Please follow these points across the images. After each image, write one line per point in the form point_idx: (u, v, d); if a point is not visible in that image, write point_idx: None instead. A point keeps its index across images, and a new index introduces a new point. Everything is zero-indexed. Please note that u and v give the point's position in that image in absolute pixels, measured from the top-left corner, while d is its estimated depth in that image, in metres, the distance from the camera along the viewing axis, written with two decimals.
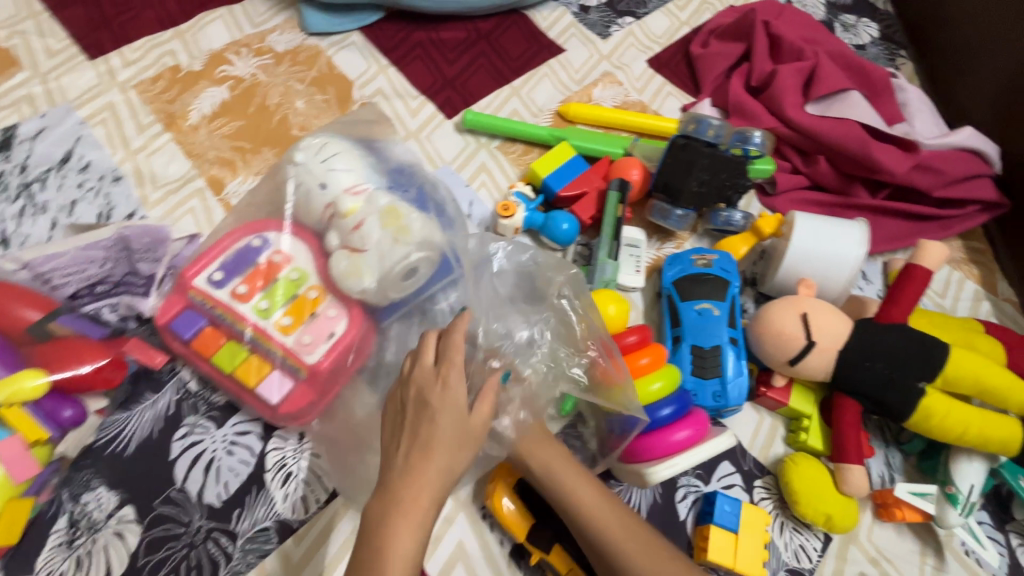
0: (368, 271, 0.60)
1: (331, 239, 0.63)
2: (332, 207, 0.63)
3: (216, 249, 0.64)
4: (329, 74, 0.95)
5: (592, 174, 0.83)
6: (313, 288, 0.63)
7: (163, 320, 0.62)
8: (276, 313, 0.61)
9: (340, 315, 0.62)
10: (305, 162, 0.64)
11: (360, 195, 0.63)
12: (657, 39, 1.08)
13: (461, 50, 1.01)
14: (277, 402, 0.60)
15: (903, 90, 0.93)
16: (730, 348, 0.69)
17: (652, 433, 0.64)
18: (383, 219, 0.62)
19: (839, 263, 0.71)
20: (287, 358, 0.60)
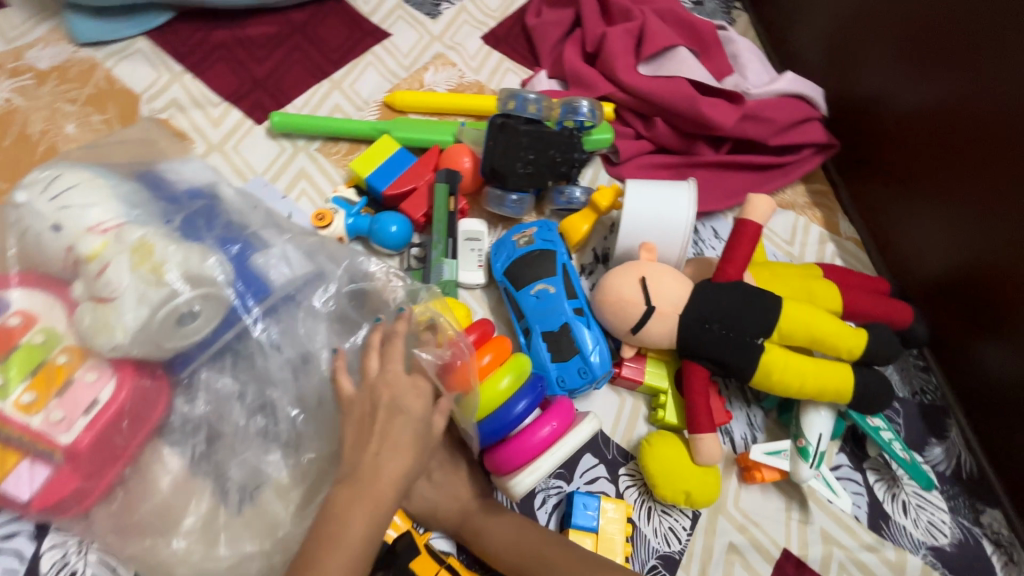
0: (120, 325, 0.50)
1: (76, 289, 0.52)
2: (72, 251, 0.51)
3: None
4: (108, 89, 0.81)
5: (419, 167, 0.76)
6: (64, 352, 0.51)
7: None
8: (15, 390, 0.50)
9: (102, 380, 0.52)
10: (32, 201, 0.53)
11: (108, 232, 0.52)
12: (491, 13, 1.01)
13: (272, 45, 0.90)
14: (28, 498, 0.50)
15: (732, 41, 0.92)
16: (578, 322, 0.64)
17: (514, 440, 0.59)
18: (135, 259, 0.51)
19: (669, 229, 0.66)
20: (36, 444, 0.50)
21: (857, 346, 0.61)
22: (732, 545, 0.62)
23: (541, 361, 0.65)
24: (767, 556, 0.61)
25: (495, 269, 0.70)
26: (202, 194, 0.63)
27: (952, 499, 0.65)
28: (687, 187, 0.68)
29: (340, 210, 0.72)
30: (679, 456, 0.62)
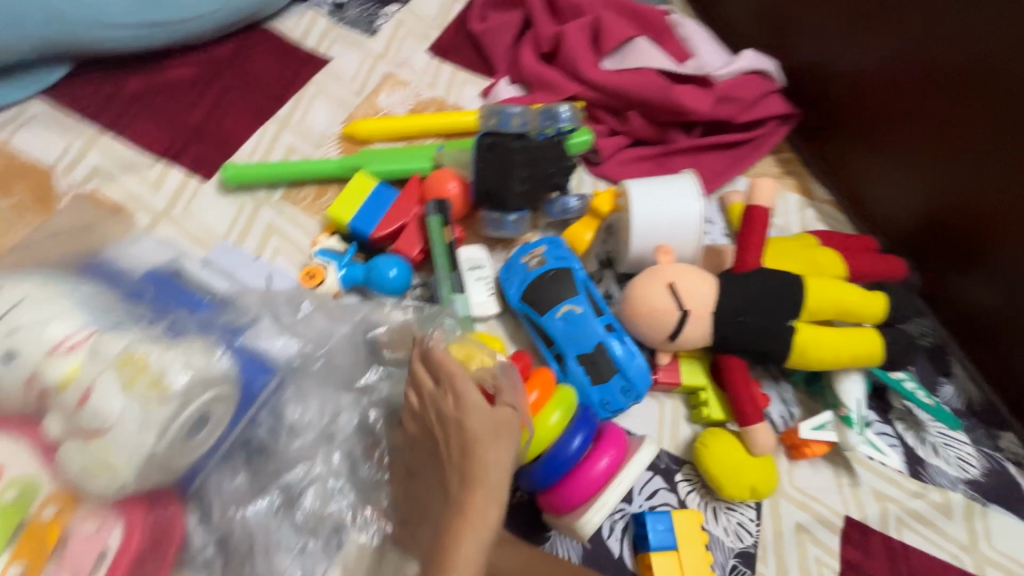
0: (120, 459, 0.42)
1: (50, 425, 0.43)
2: (38, 381, 0.42)
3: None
4: (13, 167, 0.69)
5: (405, 201, 0.69)
6: (50, 502, 0.42)
7: None
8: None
9: (109, 524, 0.43)
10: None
11: (80, 349, 0.43)
12: (432, 23, 0.96)
13: (199, 87, 0.80)
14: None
15: (682, 25, 0.93)
16: (612, 338, 0.62)
17: (573, 475, 0.57)
18: (122, 374, 0.43)
19: (682, 226, 0.65)
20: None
21: (876, 310, 0.64)
22: (799, 524, 0.62)
23: (580, 384, 0.62)
24: (832, 527, 0.63)
25: (509, 296, 0.66)
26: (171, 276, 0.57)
27: (972, 430, 0.70)
28: (688, 179, 0.67)
29: (330, 264, 0.65)
30: (734, 453, 0.61)
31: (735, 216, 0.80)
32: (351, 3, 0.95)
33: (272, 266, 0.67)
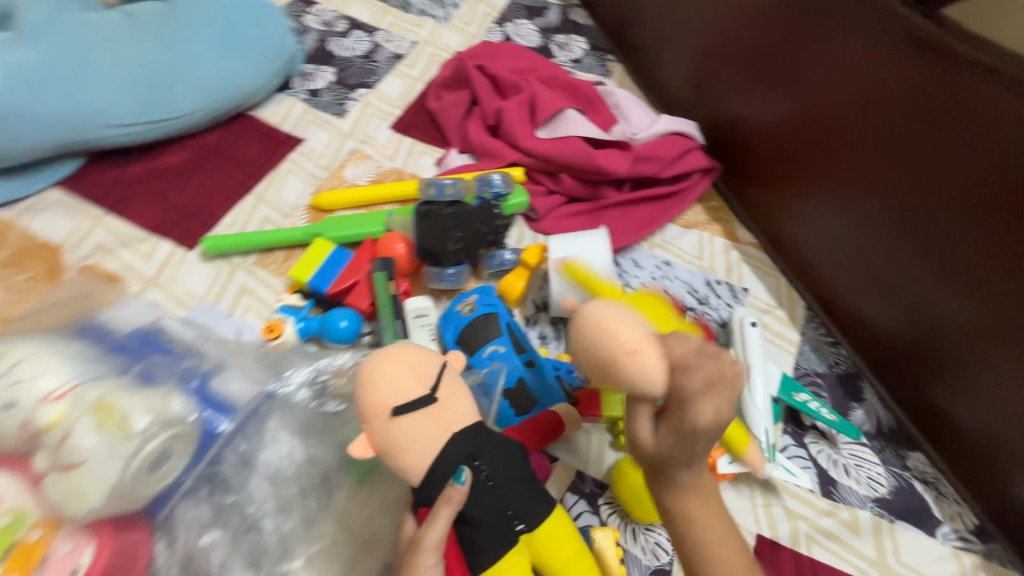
0: (93, 489, 0.51)
1: (37, 463, 0.52)
2: (29, 425, 0.52)
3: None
4: (28, 248, 0.81)
5: (357, 262, 0.81)
6: (35, 527, 0.52)
7: None
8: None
9: (80, 546, 0.52)
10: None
11: (64, 396, 0.53)
12: (395, 103, 1.10)
13: (190, 172, 0.93)
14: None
15: (612, 92, 1.05)
16: (531, 374, 0.70)
17: None
18: (97, 418, 0.52)
19: (594, 273, 0.75)
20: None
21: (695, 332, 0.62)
22: None
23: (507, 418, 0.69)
24: None
25: (445, 339, 0.76)
26: (143, 338, 0.65)
27: (880, 451, 0.75)
28: (601, 234, 0.78)
29: (289, 318, 0.75)
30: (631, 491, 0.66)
31: None
32: (325, 89, 1.10)
33: (242, 322, 0.78)
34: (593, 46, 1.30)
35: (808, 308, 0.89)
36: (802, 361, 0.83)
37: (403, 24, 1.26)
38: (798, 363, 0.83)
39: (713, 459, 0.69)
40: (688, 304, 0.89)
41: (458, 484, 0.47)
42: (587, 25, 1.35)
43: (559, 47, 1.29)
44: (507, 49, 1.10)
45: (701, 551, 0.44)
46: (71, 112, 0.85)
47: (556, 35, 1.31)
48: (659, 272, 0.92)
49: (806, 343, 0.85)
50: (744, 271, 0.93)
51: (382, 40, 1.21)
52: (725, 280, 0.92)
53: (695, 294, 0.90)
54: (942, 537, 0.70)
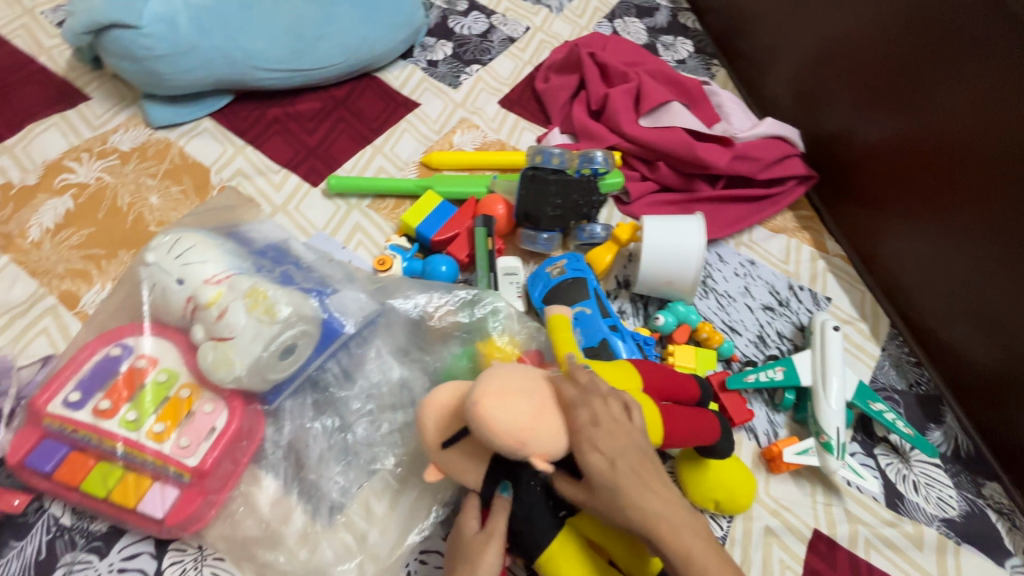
0: (239, 359, 0.59)
1: (195, 332, 0.61)
2: (192, 301, 0.61)
3: (69, 368, 0.60)
4: (183, 164, 0.93)
5: (460, 216, 0.87)
6: (184, 387, 0.61)
7: (16, 459, 0.57)
8: (148, 421, 0.59)
9: (218, 409, 0.60)
10: (157, 261, 0.62)
11: (222, 282, 0.61)
12: (504, 80, 1.17)
13: (319, 119, 1.03)
14: (161, 515, 0.57)
15: (717, 92, 1.07)
16: (614, 337, 0.74)
17: None
18: (248, 302, 0.60)
19: (685, 256, 0.78)
20: (165, 466, 0.58)
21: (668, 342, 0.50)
22: (768, 528, 0.69)
23: None
24: (799, 536, 0.69)
25: (533, 297, 0.81)
26: (277, 249, 0.74)
27: (954, 475, 0.74)
28: (697, 221, 0.81)
29: (397, 256, 0.84)
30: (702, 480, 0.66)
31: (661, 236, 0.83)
32: (443, 61, 1.18)
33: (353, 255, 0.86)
34: (699, 50, 1.31)
35: (893, 327, 0.88)
36: (881, 376, 0.83)
37: (519, 10, 1.32)
38: (877, 377, 0.83)
39: (780, 449, 0.71)
40: (768, 303, 0.90)
41: (504, 493, 0.53)
42: (695, 28, 1.36)
43: (665, 48, 1.32)
44: (618, 42, 1.15)
45: (646, 523, 0.45)
46: (230, 51, 0.94)
47: (663, 35, 1.33)
48: (743, 270, 0.93)
49: (887, 359, 0.85)
50: (830, 281, 0.93)
51: (498, 22, 1.28)
52: (808, 287, 0.92)
53: (776, 295, 0.91)
54: (1010, 568, 0.69)
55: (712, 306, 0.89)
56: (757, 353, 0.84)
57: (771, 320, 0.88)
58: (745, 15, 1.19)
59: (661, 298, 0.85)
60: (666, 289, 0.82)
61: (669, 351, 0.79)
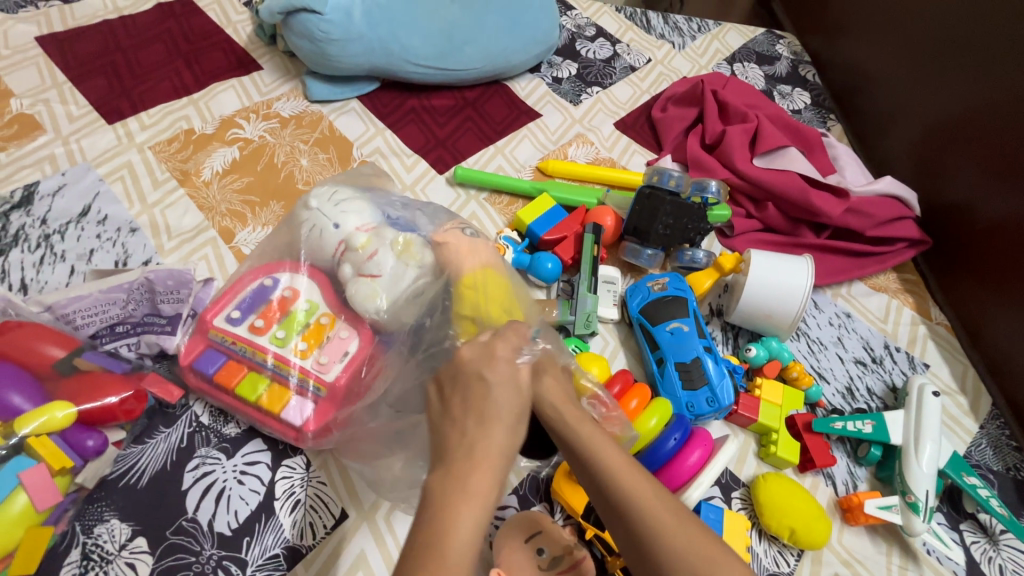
0: (382, 294, 0.67)
1: (343, 271, 0.69)
2: (343, 244, 0.70)
3: (231, 292, 0.70)
4: (331, 135, 1.03)
5: (570, 221, 0.92)
6: (324, 316, 0.70)
7: (186, 361, 0.67)
8: (293, 340, 0.68)
9: (351, 335, 0.68)
10: (318, 206, 0.72)
11: (369, 230, 0.71)
12: (622, 105, 1.22)
13: (450, 115, 1.12)
14: (301, 423, 0.65)
15: (834, 146, 1.09)
16: (707, 356, 0.76)
17: (669, 462, 0.65)
18: (394, 249, 0.69)
19: (790, 293, 0.80)
20: (306, 380, 0.66)
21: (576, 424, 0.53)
22: None
23: (673, 387, 0.75)
24: None
25: (630, 307, 0.83)
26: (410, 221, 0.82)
27: None
28: (806, 262, 0.83)
29: (509, 247, 0.88)
30: (768, 506, 0.70)
31: (727, 266, 0.85)
32: (566, 79, 1.25)
33: None
34: (816, 103, 1.31)
35: (994, 407, 0.86)
36: (977, 453, 0.81)
37: (642, 42, 1.38)
38: (972, 452, 0.81)
39: (860, 499, 0.71)
40: (861, 357, 0.89)
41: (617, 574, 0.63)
42: (814, 81, 1.37)
43: (782, 96, 1.33)
44: (739, 83, 1.18)
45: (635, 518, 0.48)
46: (389, 43, 1.05)
47: (781, 84, 1.35)
48: (838, 320, 0.93)
49: (984, 438, 0.82)
50: (930, 348, 0.91)
51: (622, 51, 1.34)
52: (905, 349, 0.91)
53: (870, 351, 0.90)
54: None
55: (802, 350, 0.89)
56: (844, 404, 0.83)
57: (862, 374, 0.87)
58: (871, 76, 1.20)
59: (752, 331, 0.87)
60: (764, 322, 0.83)
61: (757, 384, 0.80)
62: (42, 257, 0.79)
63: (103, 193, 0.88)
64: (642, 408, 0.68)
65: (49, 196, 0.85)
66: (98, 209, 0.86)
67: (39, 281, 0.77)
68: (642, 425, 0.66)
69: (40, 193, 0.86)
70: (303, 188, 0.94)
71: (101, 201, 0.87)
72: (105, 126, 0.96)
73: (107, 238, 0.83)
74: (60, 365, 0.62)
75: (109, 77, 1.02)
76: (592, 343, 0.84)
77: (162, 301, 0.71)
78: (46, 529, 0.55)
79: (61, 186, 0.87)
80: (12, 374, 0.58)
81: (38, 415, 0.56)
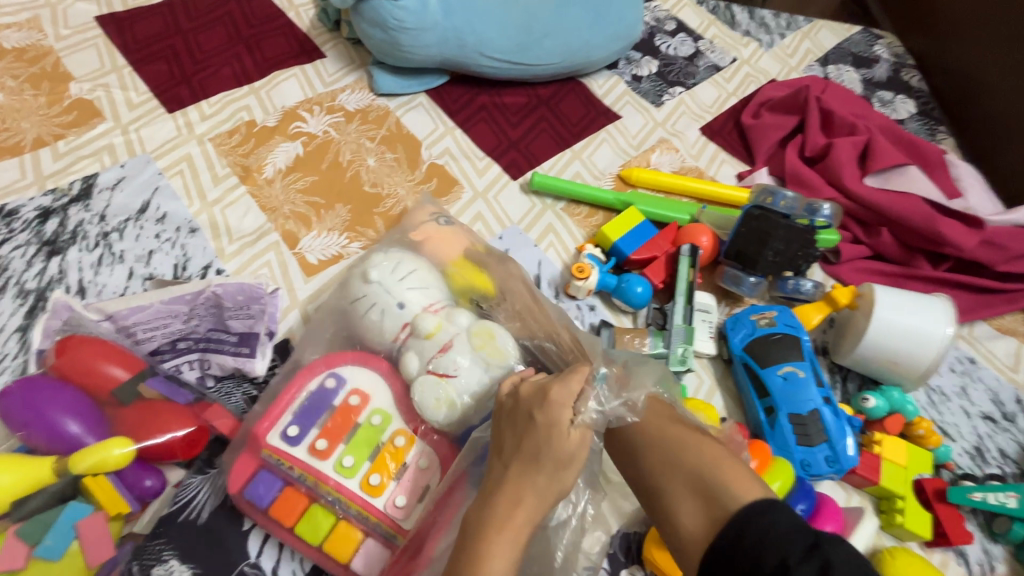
0: (458, 398, 0.58)
1: (408, 361, 0.60)
2: (410, 328, 0.61)
3: (284, 400, 0.59)
4: (398, 133, 0.96)
5: (660, 239, 0.83)
6: (399, 435, 0.58)
7: (236, 488, 0.56)
8: (364, 470, 0.56)
9: (431, 467, 0.58)
10: (380, 279, 0.63)
11: (438, 313, 0.62)
12: (708, 108, 1.11)
13: (523, 114, 1.03)
14: (372, 573, 0.55)
15: (957, 164, 0.96)
16: (826, 408, 0.67)
17: None
18: (473, 340, 0.61)
19: (923, 339, 0.70)
20: (379, 524, 0.55)
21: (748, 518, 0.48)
22: None
23: (786, 441, 0.66)
24: None
25: (732, 343, 0.74)
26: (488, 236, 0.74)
27: None
28: (940, 304, 0.72)
29: (595, 266, 0.80)
30: None
31: (843, 301, 0.75)
32: (646, 78, 1.14)
33: (544, 255, 0.86)
34: (923, 112, 1.18)
35: None
36: None
37: (727, 39, 1.26)
38: None
39: None
40: (989, 412, 0.78)
41: None
42: (920, 87, 1.23)
43: (883, 104, 1.20)
44: (841, 89, 1.06)
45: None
46: (465, 34, 0.97)
47: (883, 90, 1.21)
48: (961, 367, 0.81)
49: None
50: None
51: (706, 48, 1.23)
52: None
53: (999, 405, 0.79)
54: None
55: (921, 400, 0.78)
56: (973, 467, 0.73)
57: (992, 433, 0.76)
58: (995, 85, 1.07)
59: (865, 376, 0.77)
60: (886, 370, 0.73)
61: (876, 440, 0.70)
62: (100, 256, 0.75)
63: (163, 188, 0.82)
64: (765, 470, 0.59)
65: (107, 190, 0.80)
66: (157, 206, 0.80)
67: (97, 284, 0.73)
68: None
69: (98, 187, 0.81)
70: (370, 190, 0.87)
71: (160, 197, 0.81)
72: (164, 115, 0.90)
73: (167, 238, 0.78)
74: (121, 392, 0.56)
75: (170, 63, 0.96)
76: (685, 381, 0.75)
77: (230, 318, 0.66)
78: None
79: (120, 179, 0.82)
80: (72, 400, 0.54)
81: (93, 454, 0.50)
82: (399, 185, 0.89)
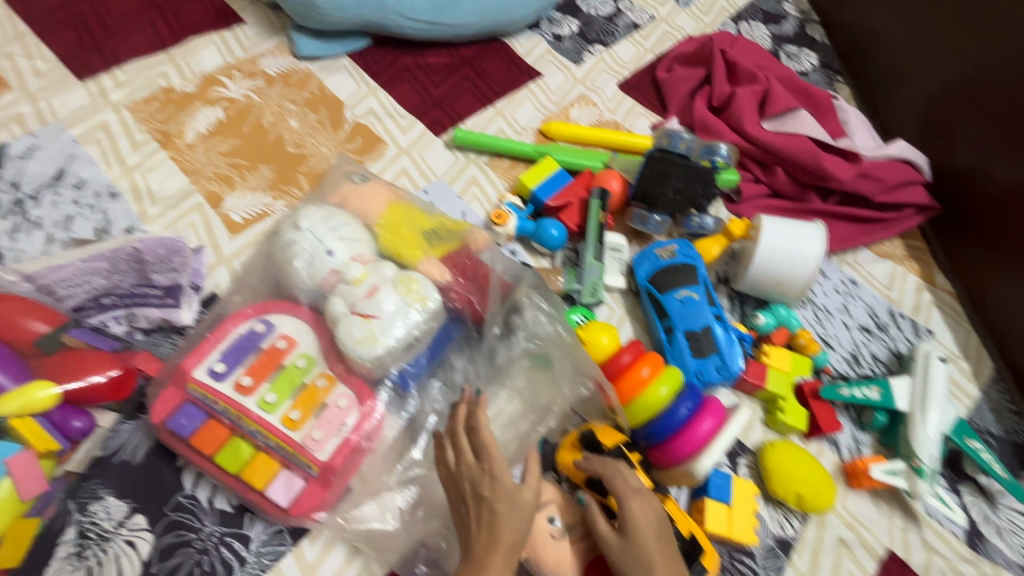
0: (381, 339, 0.61)
1: (335, 306, 0.63)
2: (339, 274, 0.64)
3: (214, 339, 0.63)
4: (321, 95, 0.97)
5: (574, 186, 0.89)
6: (320, 377, 0.62)
7: (161, 418, 0.59)
8: (285, 406, 0.60)
9: (351, 406, 0.61)
10: (310, 230, 0.65)
11: (367, 264, 0.65)
12: (625, 64, 1.17)
13: (446, 74, 1.06)
14: (286, 503, 0.58)
15: (845, 108, 1.05)
16: (716, 325, 0.75)
17: (681, 433, 0.64)
18: (397, 287, 0.64)
19: (802, 260, 0.79)
20: (296, 455, 0.59)
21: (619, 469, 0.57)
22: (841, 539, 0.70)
23: (682, 355, 0.74)
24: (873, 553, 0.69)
25: (638, 275, 0.81)
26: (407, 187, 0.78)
27: None
28: (817, 229, 0.81)
29: (512, 213, 0.85)
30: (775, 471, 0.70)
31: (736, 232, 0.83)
32: (567, 37, 1.18)
33: (467, 206, 0.90)
34: (824, 64, 1.27)
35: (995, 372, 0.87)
36: (978, 418, 0.83)
37: None
38: (973, 417, 0.83)
39: (866, 464, 0.71)
40: (866, 324, 0.88)
41: None
42: (822, 40, 1.31)
43: (788, 57, 1.28)
44: (746, 43, 1.13)
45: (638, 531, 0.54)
46: None
47: (789, 44, 1.30)
48: (844, 287, 0.91)
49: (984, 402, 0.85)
50: (934, 315, 0.91)
51: (625, 7, 1.27)
52: (910, 316, 0.90)
53: (875, 318, 0.89)
54: None
55: (808, 317, 0.87)
56: (850, 370, 0.83)
57: (867, 341, 0.86)
58: (880, 35, 1.16)
59: (759, 299, 0.85)
60: (773, 291, 0.82)
61: (764, 351, 0.79)
62: (16, 224, 0.75)
63: (79, 155, 0.82)
64: (655, 374, 0.66)
65: (19, 159, 0.80)
66: (74, 172, 0.80)
67: (15, 250, 0.73)
68: (654, 393, 0.65)
69: (9, 156, 0.80)
70: (294, 151, 0.89)
71: (77, 164, 0.81)
72: (75, 83, 0.89)
73: (86, 204, 0.79)
74: (45, 342, 0.59)
75: (78, 30, 0.94)
76: (598, 312, 0.82)
77: (153, 272, 0.68)
78: (30, 521, 0.53)
79: (32, 148, 0.81)
80: None
81: (17, 396, 0.53)
82: (323, 145, 0.91)
